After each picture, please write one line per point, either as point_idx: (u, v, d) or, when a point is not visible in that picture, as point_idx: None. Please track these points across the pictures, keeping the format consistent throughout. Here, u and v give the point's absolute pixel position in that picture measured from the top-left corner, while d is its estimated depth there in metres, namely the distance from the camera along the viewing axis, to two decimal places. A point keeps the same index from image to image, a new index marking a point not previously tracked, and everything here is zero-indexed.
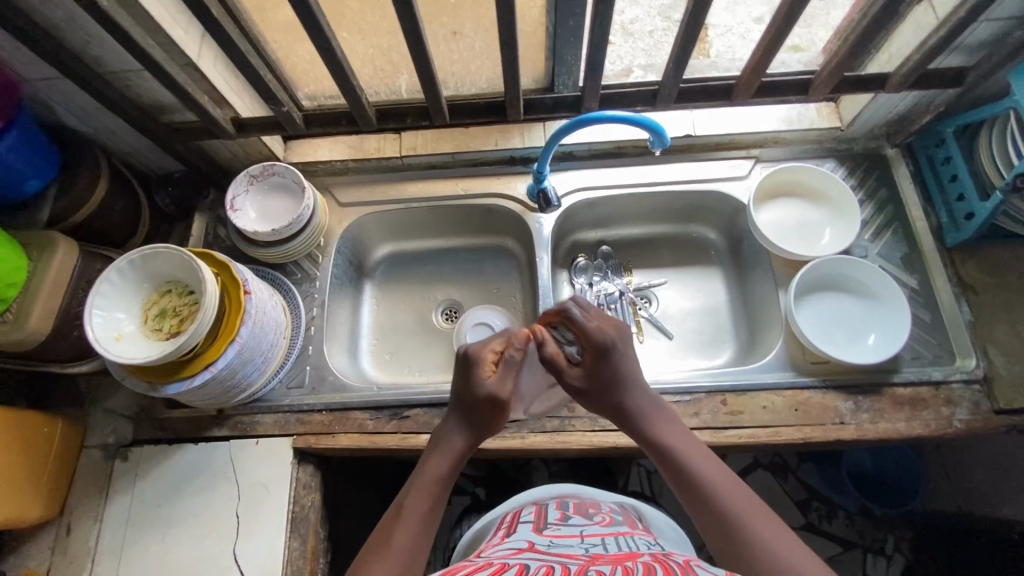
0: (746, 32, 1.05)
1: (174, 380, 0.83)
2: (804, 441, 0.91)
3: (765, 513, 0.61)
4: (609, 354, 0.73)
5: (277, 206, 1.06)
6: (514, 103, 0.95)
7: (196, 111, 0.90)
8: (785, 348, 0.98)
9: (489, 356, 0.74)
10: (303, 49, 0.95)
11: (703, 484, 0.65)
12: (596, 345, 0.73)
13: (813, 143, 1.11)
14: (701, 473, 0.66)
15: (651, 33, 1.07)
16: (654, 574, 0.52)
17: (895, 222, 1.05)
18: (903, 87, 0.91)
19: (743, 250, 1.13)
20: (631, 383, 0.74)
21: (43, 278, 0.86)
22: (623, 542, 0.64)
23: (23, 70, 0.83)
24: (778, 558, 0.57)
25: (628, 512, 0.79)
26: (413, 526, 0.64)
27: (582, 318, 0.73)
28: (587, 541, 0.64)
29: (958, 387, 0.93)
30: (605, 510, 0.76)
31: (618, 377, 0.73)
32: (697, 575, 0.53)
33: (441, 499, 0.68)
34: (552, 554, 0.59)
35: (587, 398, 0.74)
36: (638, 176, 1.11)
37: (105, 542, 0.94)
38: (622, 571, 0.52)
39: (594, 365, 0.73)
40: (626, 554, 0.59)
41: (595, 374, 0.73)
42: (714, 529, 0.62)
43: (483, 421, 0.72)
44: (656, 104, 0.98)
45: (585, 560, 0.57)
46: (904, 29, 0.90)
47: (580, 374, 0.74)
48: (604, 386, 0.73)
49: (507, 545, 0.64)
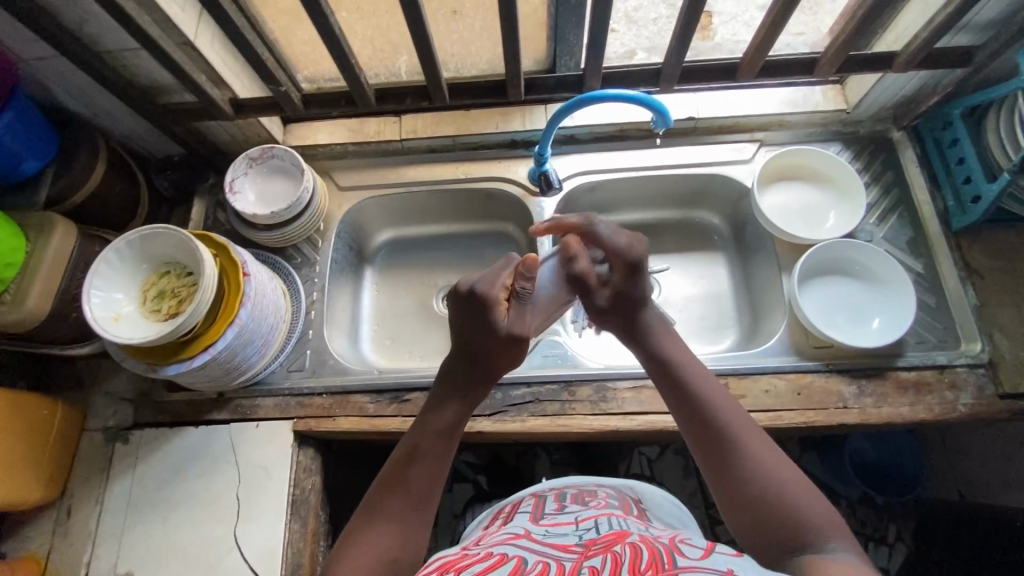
0: (751, 20, 1.05)
1: (173, 361, 0.83)
2: (806, 425, 0.91)
3: (756, 432, 0.65)
4: (640, 272, 0.75)
5: (276, 189, 1.05)
6: (515, 83, 0.94)
7: (193, 91, 0.89)
8: (788, 332, 0.97)
9: (501, 294, 0.72)
10: (302, 30, 0.94)
11: (705, 407, 0.67)
12: (628, 261, 0.75)
13: (819, 126, 1.09)
14: (704, 396, 0.68)
15: (655, 20, 1.08)
16: (642, 559, 0.52)
17: (901, 206, 1.04)
18: (910, 66, 0.89)
19: (747, 235, 1.12)
20: (650, 304, 0.76)
21: (41, 259, 0.86)
22: (616, 521, 0.64)
23: (18, 48, 0.82)
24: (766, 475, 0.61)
25: (625, 493, 0.79)
26: (428, 466, 0.66)
27: (610, 235, 0.76)
28: (581, 529, 0.63)
29: (962, 371, 0.92)
30: (602, 496, 0.76)
31: (642, 296, 0.76)
32: (682, 555, 0.53)
33: (452, 441, 0.69)
34: (545, 545, 0.59)
35: (607, 316, 0.77)
36: (640, 159, 1.10)
37: (106, 524, 0.94)
38: (612, 561, 0.52)
39: (623, 282, 0.75)
40: (616, 535, 0.59)
41: (619, 294, 0.76)
42: (709, 448, 0.65)
43: (492, 364, 0.73)
44: (659, 85, 0.97)
45: (579, 552, 0.57)
46: (912, 7, 0.88)
47: (607, 294, 0.77)
48: (628, 303, 0.75)
49: (502, 532, 0.66)
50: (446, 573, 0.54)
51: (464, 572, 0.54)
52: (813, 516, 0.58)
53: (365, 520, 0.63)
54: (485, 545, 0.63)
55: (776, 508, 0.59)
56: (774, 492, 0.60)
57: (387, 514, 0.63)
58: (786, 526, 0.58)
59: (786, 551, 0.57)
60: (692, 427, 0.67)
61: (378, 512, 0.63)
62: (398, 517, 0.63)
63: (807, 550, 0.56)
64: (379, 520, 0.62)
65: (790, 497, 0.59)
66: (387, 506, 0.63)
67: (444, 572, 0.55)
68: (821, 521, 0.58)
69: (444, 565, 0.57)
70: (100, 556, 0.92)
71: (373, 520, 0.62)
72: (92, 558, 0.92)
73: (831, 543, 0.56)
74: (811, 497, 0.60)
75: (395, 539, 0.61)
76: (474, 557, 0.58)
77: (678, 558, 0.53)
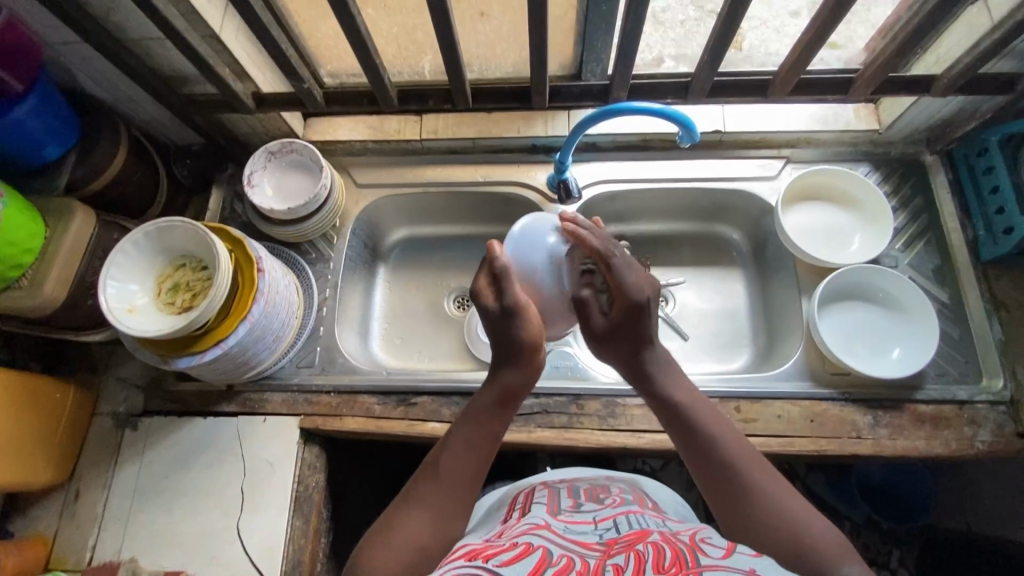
0: (781, 26, 1.01)
1: (185, 354, 0.83)
2: (818, 454, 0.89)
3: (769, 469, 0.66)
4: (642, 313, 0.69)
5: (295, 184, 1.04)
6: (539, 90, 0.92)
7: (217, 83, 0.88)
8: (804, 357, 0.96)
9: (484, 279, 0.71)
10: (326, 25, 0.92)
11: (708, 439, 0.67)
12: (627, 301, 0.68)
13: (849, 145, 1.06)
14: (706, 429, 0.68)
15: (683, 22, 1.04)
16: (665, 557, 0.53)
17: (929, 233, 1.01)
18: (950, 91, 0.86)
19: (768, 253, 1.10)
20: (651, 338, 0.72)
21: (60, 244, 0.86)
22: (635, 520, 0.64)
23: (46, 33, 0.82)
24: (783, 506, 0.62)
25: (637, 488, 0.79)
26: (465, 453, 0.68)
27: (620, 271, 0.69)
28: (601, 528, 0.62)
29: (983, 407, 0.90)
30: (615, 492, 0.75)
31: (646, 332, 0.70)
32: (705, 554, 0.53)
33: (508, 409, 0.71)
34: (567, 540, 0.59)
35: (605, 345, 0.73)
36: (662, 170, 1.09)
37: (113, 509, 0.95)
38: (636, 560, 0.53)
39: (620, 317, 0.70)
40: (637, 534, 0.59)
41: (620, 327, 0.70)
42: (713, 479, 0.65)
43: (501, 351, 0.71)
44: (687, 98, 0.94)
45: (601, 551, 0.56)
46: (957, 28, 0.85)
47: (603, 320, 0.71)
48: (626, 339, 0.70)
49: (523, 523, 0.64)
50: (474, 560, 0.54)
51: (491, 560, 0.54)
52: (815, 535, 0.60)
53: (398, 506, 0.66)
54: (508, 535, 0.62)
55: (784, 530, 0.60)
56: (786, 520, 0.61)
57: (420, 503, 0.65)
58: (796, 552, 0.59)
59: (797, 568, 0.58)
60: (697, 461, 0.67)
61: (413, 496, 0.66)
62: (429, 503, 0.65)
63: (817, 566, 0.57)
64: (411, 506, 0.65)
65: (798, 521, 0.61)
66: (423, 494, 0.66)
67: (471, 558, 0.55)
68: (832, 543, 0.59)
69: (471, 552, 0.56)
70: (106, 540, 0.93)
71: (405, 504, 0.66)
72: (97, 542, 0.93)
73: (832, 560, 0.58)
74: (825, 528, 0.61)
75: (423, 523, 0.63)
76: (501, 548, 0.57)
77: (701, 557, 0.53)
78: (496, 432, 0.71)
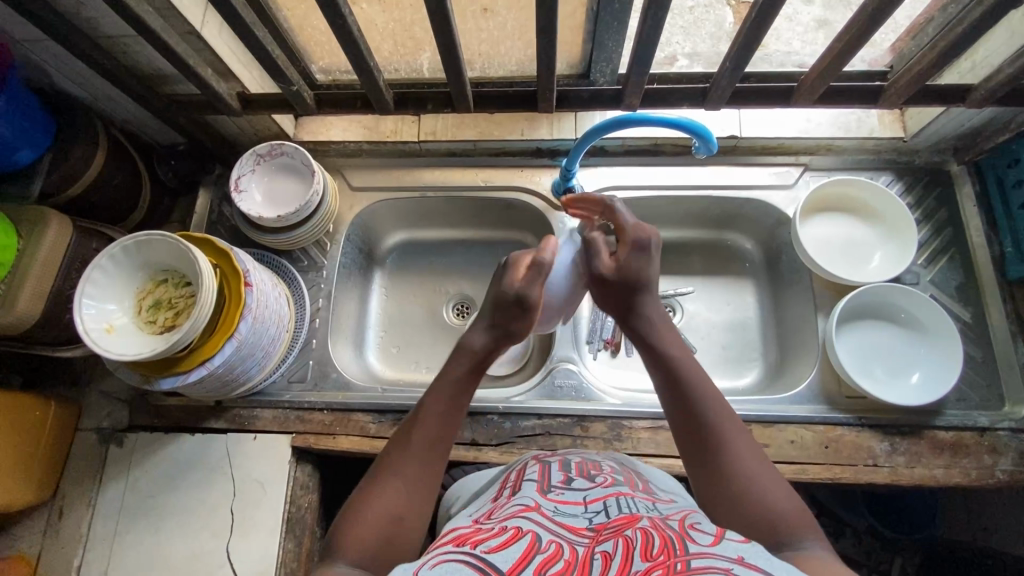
0: (793, 14, 0.95)
1: (168, 374, 0.78)
2: (832, 482, 0.85)
3: (741, 429, 0.60)
4: (643, 254, 0.69)
5: (285, 189, 0.99)
6: (547, 95, 0.87)
7: (199, 85, 0.82)
8: (818, 378, 0.92)
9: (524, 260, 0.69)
10: (317, 20, 0.85)
11: (681, 387, 0.62)
12: (634, 239, 0.70)
13: (871, 153, 1.01)
14: (681, 375, 0.63)
15: (691, 10, 0.99)
16: (654, 545, 0.46)
17: (952, 247, 0.96)
18: (986, 102, 0.80)
19: (782, 265, 1.05)
20: (653, 287, 0.69)
21: (34, 256, 0.81)
22: (626, 504, 0.56)
23: (12, 30, 0.75)
24: (747, 471, 0.56)
25: (629, 468, 0.70)
26: (437, 421, 0.61)
27: (623, 212, 0.73)
28: (590, 511, 0.55)
29: (1004, 435, 0.86)
30: (606, 469, 0.66)
31: (648, 277, 0.68)
32: (693, 542, 0.47)
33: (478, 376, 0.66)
34: (555, 523, 0.52)
35: (606, 289, 0.70)
36: (673, 177, 1.03)
37: (97, 529, 0.91)
38: (624, 547, 0.46)
39: (624, 258, 0.69)
40: (627, 519, 0.52)
41: (621, 270, 0.69)
42: (684, 429, 0.61)
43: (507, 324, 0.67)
44: (704, 105, 0.88)
45: (590, 537, 0.50)
46: (996, 35, 0.79)
47: (609, 263, 0.71)
48: (625, 281, 0.68)
49: (511, 504, 0.57)
50: (462, 546, 0.48)
51: (479, 545, 0.47)
52: (780, 509, 0.54)
53: (371, 481, 0.59)
54: (495, 517, 0.55)
55: (750, 501, 0.54)
56: (749, 487, 0.55)
57: (394, 473, 0.58)
58: (757, 521, 0.53)
59: (755, 538, 0.53)
60: (671, 409, 0.62)
61: (386, 471, 0.59)
62: (405, 471, 0.59)
63: (766, 539, 0.52)
64: (387, 479, 0.58)
65: (761, 491, 0.55)
66: (396, 461, 0.59)
67: (458, 545, 0.48)
68: (798, 519, 0.53)
69: (459, 538, 0.50)
70: (91, 560, 0.90)
71: (375, 480, 0.58)
72: (82, 563, 0.90)
73: (799, 536, 0.52)
74: (795, 508, 0.54)
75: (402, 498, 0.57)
76: (489, 532, 0.51)
77: (689, 544, 0.46)
78: (465, 399, 0.64)
